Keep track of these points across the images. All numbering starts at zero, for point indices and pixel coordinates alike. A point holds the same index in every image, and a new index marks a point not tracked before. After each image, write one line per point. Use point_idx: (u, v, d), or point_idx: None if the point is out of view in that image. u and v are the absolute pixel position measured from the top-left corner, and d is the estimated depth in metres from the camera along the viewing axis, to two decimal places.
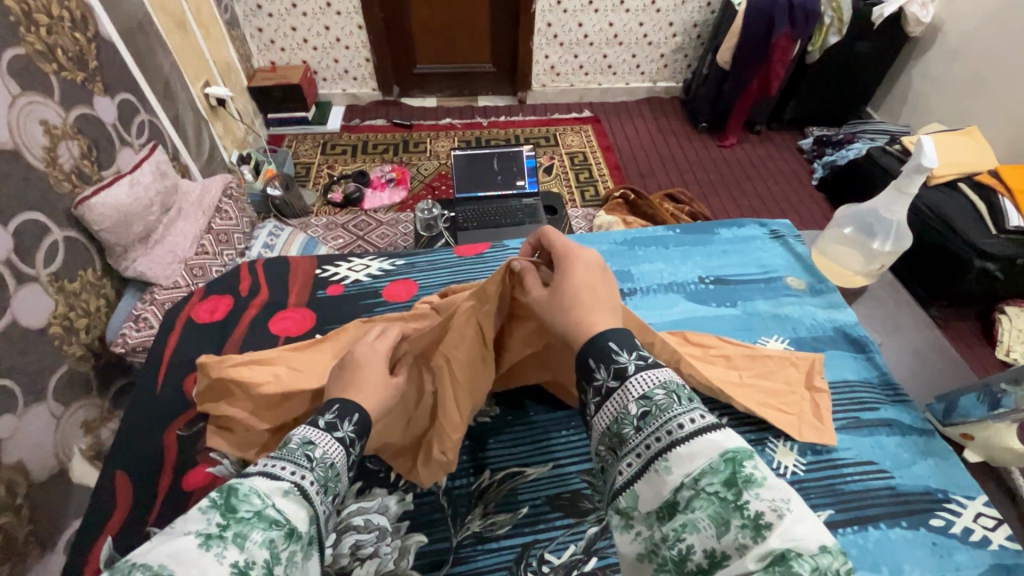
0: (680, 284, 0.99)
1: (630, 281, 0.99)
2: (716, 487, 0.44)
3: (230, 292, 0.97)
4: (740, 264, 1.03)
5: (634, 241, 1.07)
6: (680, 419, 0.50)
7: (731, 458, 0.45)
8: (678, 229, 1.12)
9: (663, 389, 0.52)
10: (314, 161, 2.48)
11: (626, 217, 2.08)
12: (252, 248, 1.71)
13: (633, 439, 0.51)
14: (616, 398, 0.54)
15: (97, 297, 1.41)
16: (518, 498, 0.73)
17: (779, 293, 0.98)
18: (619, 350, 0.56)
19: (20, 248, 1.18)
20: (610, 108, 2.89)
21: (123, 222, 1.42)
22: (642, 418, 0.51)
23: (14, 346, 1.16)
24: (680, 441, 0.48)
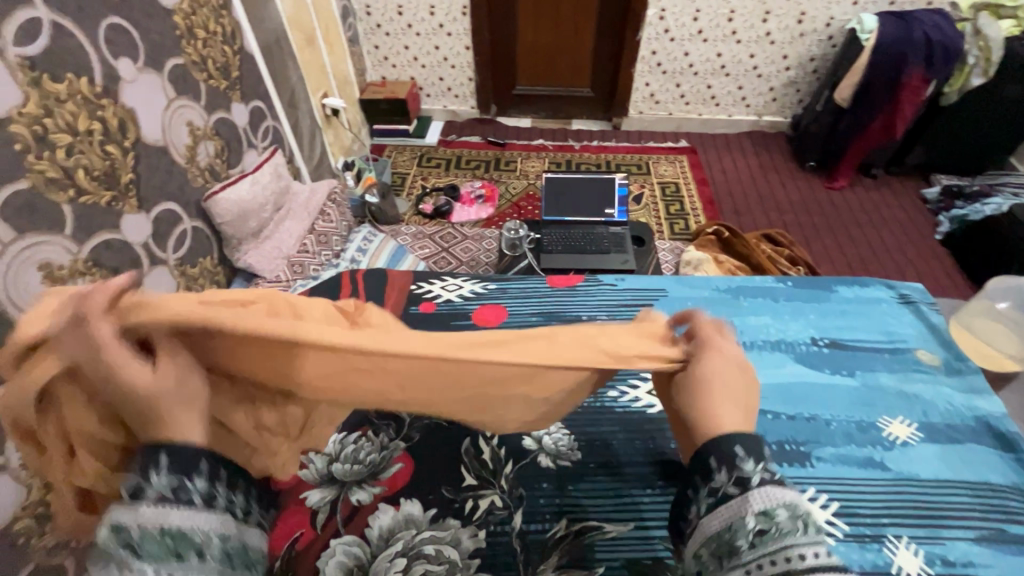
0: (790, 344, 0.90)
1: (732, 332, 0.92)
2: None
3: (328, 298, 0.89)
4: (861, 329, 0.93)
5: (738, 290, 1.00)
6: (805, 547, 0.48)
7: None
8: (788, 282, 1.04)
9: (785, 508, 0.51)
10: (410, 172, 2.60)
11: (718, 255, 2.00)
12: (346, 250, 1.80)
13: (748, 556, 0.50)
14: (732, 505, 0.52)
15: (211, 283, 1.54)
16: (595, 556, 0.70)
17: (907, 367, 0.87)
18: (744, 454, 0.54)
19: (156, 233, 1.33)
20: (709, 140, 2.78)
21: (241, 216, 1.56)
22: (759, 535, 0.50)
23: None
24: (800, 573, 0.47)
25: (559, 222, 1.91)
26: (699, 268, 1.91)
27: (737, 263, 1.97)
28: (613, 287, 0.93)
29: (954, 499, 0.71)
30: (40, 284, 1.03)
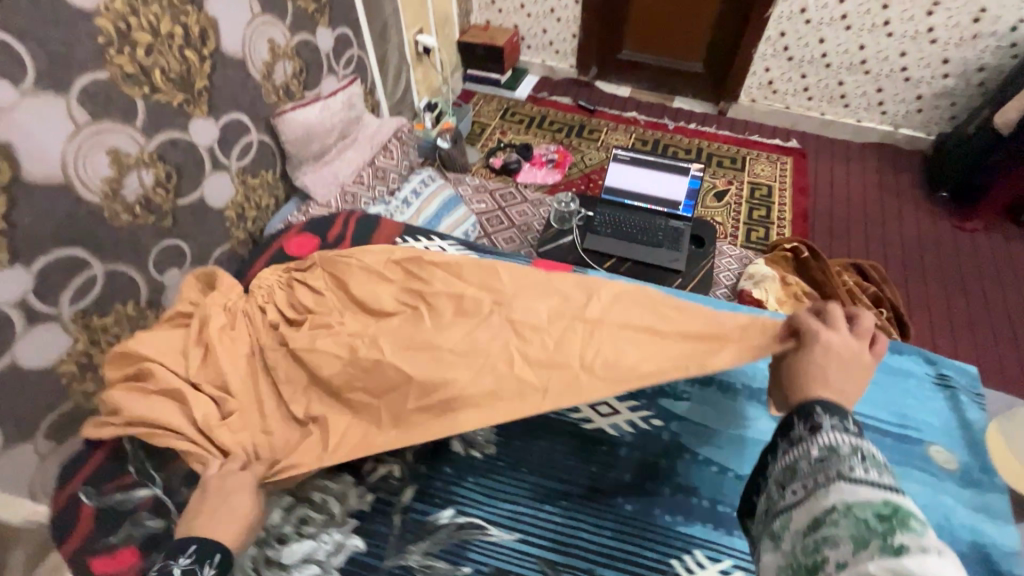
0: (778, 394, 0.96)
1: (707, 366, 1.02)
2: (867, 517, 0.50)
3: (319, 235, 1.19)
4: (874, 405, 0.94)
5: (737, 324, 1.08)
6: (856, 465, 0.55)
7: (896, 506, 0.50)
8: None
9: (851, 445, 0.58)
10: (491, 123, 2.56)
11: (786, 275, 1.79)
12: (401, 190, 1.83)
13: (804, 472, 0.59)
14: (801, 444, 0.62)
15: (269, 196, 1.65)
16: (463, 554, 0.79)
17: (912, 461, 0.87)
18: (822, 412, 0.63)
19: (222, 140, 1.43)
20: (825, 144, 2.44)
21: (305, 138, 1.63)
22: (819, 459, 0.58)
23: (198, 217, 1.42)
24: (847, 478, 0.54)
25: (616, 203, 1.80)
26: (760, 284, 1.73)
27: (806, 288, 1.75)
28: None
29: None
30: (108, 167, 1.16)
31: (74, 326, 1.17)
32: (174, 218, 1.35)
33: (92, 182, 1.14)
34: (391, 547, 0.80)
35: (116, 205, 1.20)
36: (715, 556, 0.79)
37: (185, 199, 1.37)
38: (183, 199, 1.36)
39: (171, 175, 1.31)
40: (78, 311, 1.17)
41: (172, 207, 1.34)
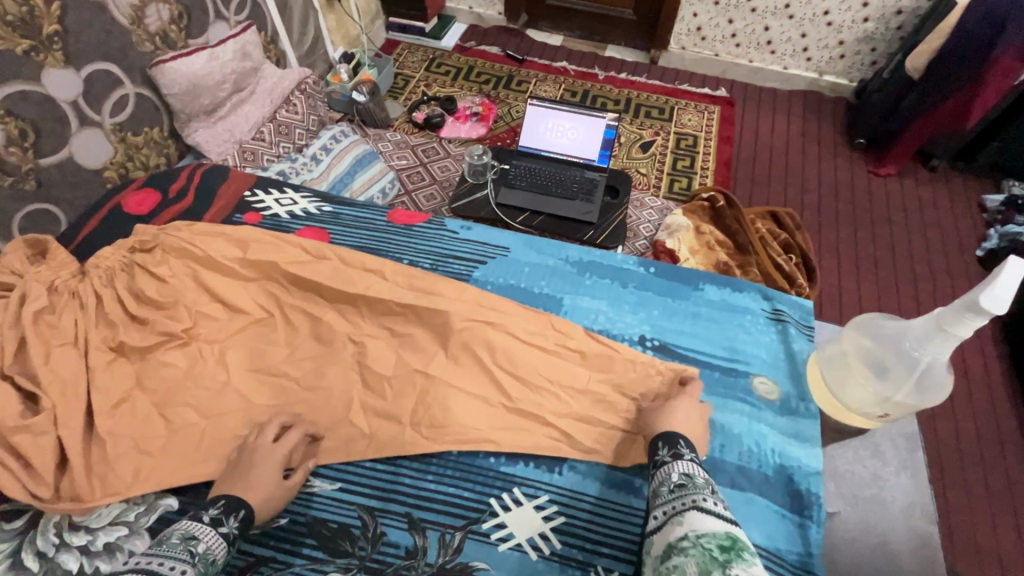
0: (618, 335, 0.96)
1: (557, 308, 1.00)
2: (711, 545, 0.55)
3: (161, 190, 1.11)
4: (704, 339, 0.98)
5: (587, 266, 1.07)
6: (707, 496, 0.62)
7: (735, 538, 0.55)
8: (653, 269, 1.08)
9: (704, 478, 0.66)
10: (415, 75, 2.44)
11: (703, 224, 1.81)
12: (309, 147, 1.76)
13: (665, 497, 0.65)
14: (665, 469, 0.69)
15: (159, 155, 1.54)
16: (284, 507, 0.78)
17: (735, 392, 0.92)
18: (683, 444, 0.72)
19: (88, 94, 1.32)
20: (752, 93, 2.44)
21: (192, 91, 1.52)
22: (677, 487, 0.65)
23: (69, 179, 1.32)
24: (699, 505, 0.61)
25: (533, 155, 1.77)
26: (674, 235, 1.74)
27: (721, 237, 1.78)
28: (454, 234, 1.11)
29: None
30: None
31: None
32: (39, 180, 1.25)
33: None
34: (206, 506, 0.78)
35: None
36: (530, 492, 0.80)
37: (49, 159, 1.26)
38: (46, 159, 1.25)
39: (27, 132, 1.20)
40: None
41: (34, 168, 1.23)
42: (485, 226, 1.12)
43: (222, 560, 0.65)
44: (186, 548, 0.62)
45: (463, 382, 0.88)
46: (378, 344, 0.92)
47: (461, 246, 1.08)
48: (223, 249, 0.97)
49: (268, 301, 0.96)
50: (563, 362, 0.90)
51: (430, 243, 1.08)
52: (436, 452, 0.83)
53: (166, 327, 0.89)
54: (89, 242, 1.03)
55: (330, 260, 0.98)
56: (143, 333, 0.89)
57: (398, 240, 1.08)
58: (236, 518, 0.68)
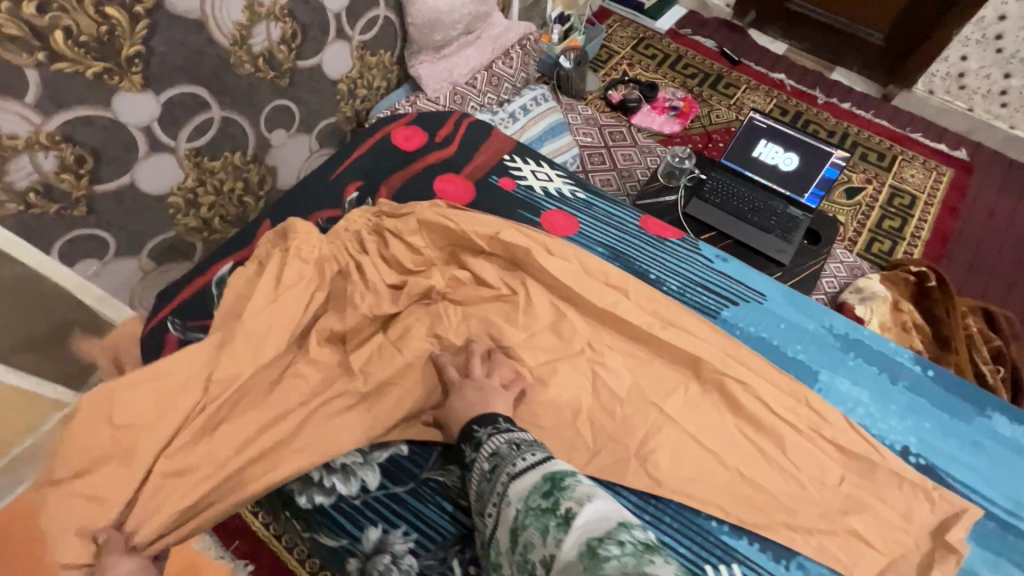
0: (878, 438, 0.87)
1: (810, 379, 0.92)
2: (538, 500, 0.61)
3: (428, 132, 1.21)
4: (982, 476, 0.85)
5: (851, 344, 0.96)
6: (516, 459, 0.68)
7: (552, 477, 0.63)
8: (929, 372, 0.94)
9: (506, 443, 0.71)
10: (620, 52, 2.34)
11: (901, 301, 1.59)
12: (511, 103, 1.76)
13: (491, 491, 0.68)
14: (478, 464, 0.72)
15: (382, 79, 1.62)
16: None
17: (1012, 553, 0.79)
18: (478, 426, 0.76)
19: (350, 9, 1.38)
20: (1000, 163, 2.06)
21: (430, 25, 1.55)
22: (491, 469, 0.70)
23: (312, 84, 1.42)
24: (514, 474, 0.66)
25: (733, 172, 1.63)
26: (867, 302, 1.54)
27: (919, 321, 1.56)
28: (707, 262, 1.05)
29: None
30: (241, 12, 1.15)
31: (187, 163, 1.25)
32: (291, 79, 1.36)
33: (224, 24, 1.14)
34: (432, 462, 0.87)
35: (242, 53, 1.20)
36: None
37: (305, 62, 1.36)
38: (303, 62, 1.36)
39: (296, 34, 1.29)
40: (192, 150, 1.24)
41: (291, 68, 1.33)
42: (742, 263, 1.05)
43: None
44: None
45: (695, 427, 0.86)
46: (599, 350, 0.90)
47: (715, 280, 1.03)
48: (477, 220, 1.01)
49: (510, 278, 0.99)
50: (813, 451, 0.84)
51: (680, 264, 1.05)
52: (657, 496, 0.80)
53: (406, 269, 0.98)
54: (361, 164, 1.16)
55: (571, 262, 0.99)
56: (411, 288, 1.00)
57: (648, 253, 1.06)
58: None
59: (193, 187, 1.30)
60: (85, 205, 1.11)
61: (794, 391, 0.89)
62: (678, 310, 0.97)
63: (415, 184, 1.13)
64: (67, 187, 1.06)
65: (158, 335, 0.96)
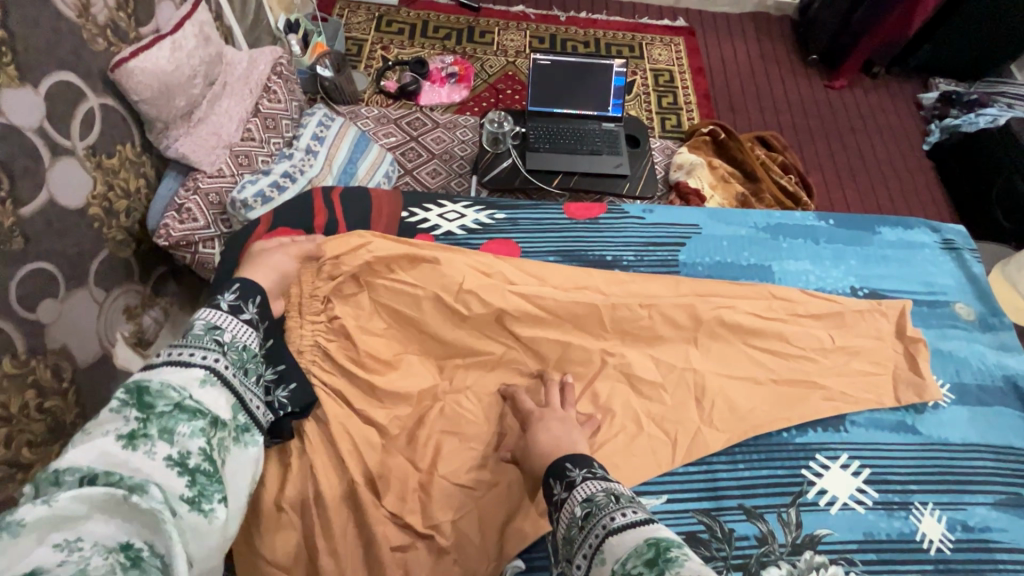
0: (834, 291, 1.05)
1: (771, 276, 1.05)
2: (640, 569, 0.53)
3: (304, 228, 1.04)
4: (901, 276, 1.09)
5: (777, 230, 1.13)
6: (617, 512, 0.61)
7: (657, 543, 0.55)
8: (832, 220, 1.16)
9: (603, 492, 0.65)
10: (367, 38, 2.19)
11: (711, 159, 1.88)
12: (300, 138, 1.54)
13: (580, 538, 0.62)
14: (565, 506, 0.67)
15: (137, 177, 1.28)
16: None
17: (947, 322, 1.05)
18: (571, 466, 0.72)
19: (52, 115, 1.04)
20: (708, 19, 2.48)
21: (165, 93, 1.26)
22: (584, 517, 0.64)
23: (53, 227, 1.07)
24: (612, 530, 0.59)
25: (546, 115, 1.71)
26: (693, 173, 1.76)
27: (729, 169, 1.86)
28: (641, 220, 1.11)
29: (974, 463, 0.90)
30: None
31: None
32: (24, 235, 1.00)
33: None
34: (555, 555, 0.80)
35: None
36: (833, 455, 0.88)
37: (30, 206, 1.01)
38: (28, 207, 1.00)
39: None
40: None
41: (16, 222, 0.98)
42: (666, 207, 1.14)
43: (249, 345, 0.75)
44: (211, 337, 0.71)
45: (727, 368, 0.94)
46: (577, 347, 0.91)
47: (658, 232, 1.09)
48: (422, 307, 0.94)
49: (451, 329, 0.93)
50: (807, 329, 0.98)
51: (623, 237, 1.09)
52: (738, 442, 0.88)
53: (376, 379, 0.88)
54: None
55: (539, 284, 0.98)
56: (368, 398, 0.88)
57: (592, 238, 1.08)
58: (230, 295, 0.77)
59: None
60: None
61: (768, 293, 1.01)
62: (646, 276, 1.02)
63: None
64: None
65: None
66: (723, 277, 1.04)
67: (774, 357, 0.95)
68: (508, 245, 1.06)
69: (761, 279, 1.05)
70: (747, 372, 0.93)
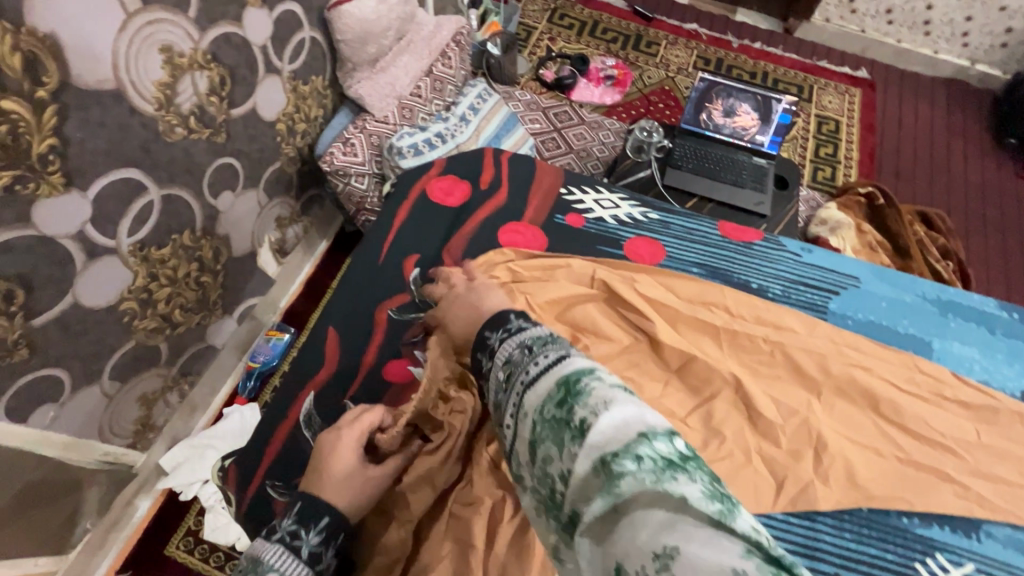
0: (1000, 389, 0.93)
1: (929, 351, 0.96)
2: (553, 410, 0.45)
3: (470, 180, 1.12)
4: None
5: (947, 306, 1.02)
6: (532, 363, 0.52)
7: (566, 379, 0.47)
8: (1015, 314, 1.03)
9: (517, 347, 0.55)
10: (538, 27, 2.26)
11: (861, 222, 1.74)
12: (458, 105, 1.63)
13: (506, 399, 0.52)
14: (493, 374, 0.57)
15: (318, 106, 1.43)
16: None
17: None
18: (489, 333, 0.61)
19: (275, 37, 1.20)
20: (897, 76, 2.28)
21: (362, 39, 1.39)
22: (506, 378, 0.54)
23: (250, 131, 1.22)
24: (529, 385, 0.50)
25: (697, 135, 1.66)
26: (837, 232, 1.64)
27: (880, 238, 1.70)
28: (797, 257, 1.07)
29: None
30: (161, 68, 0.95)
31: (132, 260, 1.04)
32: (228, 132, 1.16)
33: (145, 86, 0.94)
34: None
35: (170, 116, 1.00)
36: (955, 559, 0.79)
37: (239, 109, 1.16)
38: (236, 109, 1.16)
39: (225, 80, 1.10)
40: (136, 243, 1.03)
41: (226, 120, 1.14)
42: (829, 251, 1.08)
43: None
44: None
45: (851, 432, 0.87)
46: (692, 364, 0.89)
47: (812, 273, 1.04)
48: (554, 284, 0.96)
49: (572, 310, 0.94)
50: (951, 417, 0.88)
51: (774, 269, 1.05)
52: (850, 508, 0.81)
53: None
54: (413, 234, 1.04)
55: (669, 292, 0.97)
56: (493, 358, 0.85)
57: (740, 261, 1.05)
58: (316, 533, 0.62)
59: (145, 284, 1.09)
60: (27, 344, 0.90)
61: (916, 366, 0.93)
62: (785, 313, 0.97)
63: (478, 243, 1.04)
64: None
65: (261, 502, 0.81)
66: (875, 337, 0.97)
67: (908, 434, 0.87)
68: (654, 245, 1.06)
69: (917, 352, 0.96)
70: (874, 442, 0.86)
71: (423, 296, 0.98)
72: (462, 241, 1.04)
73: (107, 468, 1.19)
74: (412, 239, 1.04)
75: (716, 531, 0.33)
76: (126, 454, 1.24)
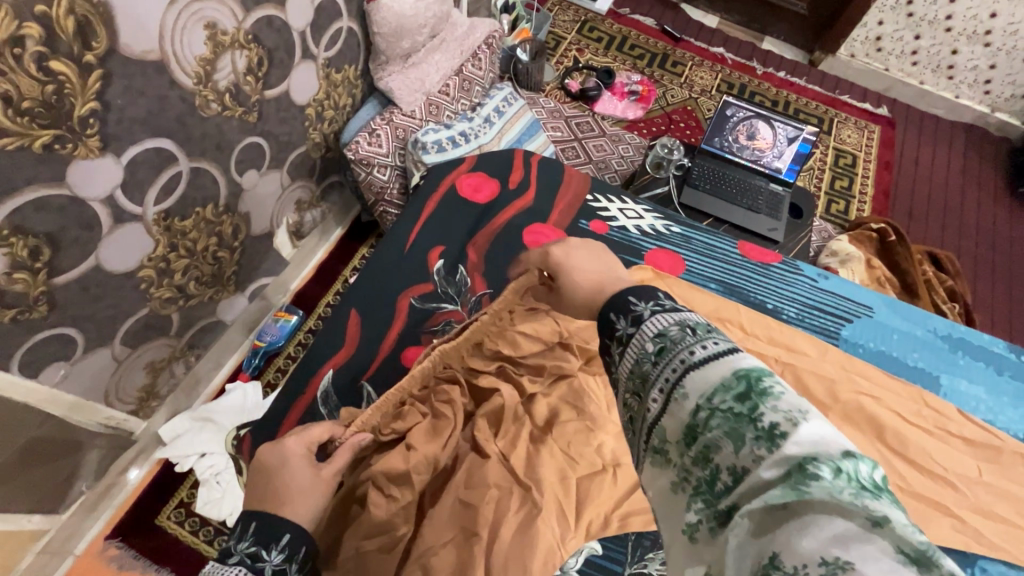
0: (1002, 429, 0.94)
1: (936, 386, 0.97)
2: (730, 404, 0.45)
3: (499, 179, 1.14)
4: None
5: (958, 344, 1.03)
6: (696, 346, 0.50)
7: (747, 374, 0.46)
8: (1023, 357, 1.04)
9: (677, 325, 0.53)
10: (567, 37, 2.29)
11: (872, 257, 1.75)
12: (484, 105, 1.64)
13: (654, 373, 0.52)
14: (635, 342, 0.55)
15: (348, 95, 1.46)
16: None
17: None
18: (635, 300, 0.59)
19: (315, 24, 1.22)
20: (917, 117, 2.30)
21: (397, 33, 1.41)
22: (658, 352, 0.52)
23: (281, 113, 1.24)
24: (694, 365, 0.49)
25: (715, 156, 1.67)
26: (847, 264, 1.64)
27: (889, 274, 1.71)
28: (813, 284, 1.08)
29: None
30: (204, 43, 0.97)
31: (156, 229, 1.05)
32: (260, 112, 1.18)
33: (186, 60, 0.96)
34: (630, 555, 0.81)
35: (207, 91, 1.02)
36: None
37: (272, 91, 1.18)
38: (271, 91, 1.18)
39: (263, 61, 1.11)
40: (161, 213, 1.05)
41: (259, 100, 1.15)
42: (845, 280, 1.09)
43: None
44: None
45: None
46: None
47: (827, 299, 1.06)
48: None
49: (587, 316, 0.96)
50: (953, 452, 0.89)
51: (791, 292, 1.06)
52: None
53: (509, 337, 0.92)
54: (440, 226, 1.06)
55: None
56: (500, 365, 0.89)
57: (758, 282, 1.06)
58: (277, 549, 0.58)
59: (165, 254, 1.10)
60: (47, 302, 0.91)
61: (922, 399, 0.94)
62: (799, 337, 0.98)
63: (502, 243, 1.06)
64: (23, 287, 0.86)
65: None
66: (885, 368, 0.98)
67: (912, 467, 0.88)
68: (675, 260, 1.07)
69: (925, 387, 0.97)
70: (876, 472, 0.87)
71: (445, 288, 1.00)
72: (486, 239, 1.06)
73: (108, 433, 1.20)
74: (437, 231, 1.06)
75: (905, 564, 0.33)
76: (127, 420, 1.25)
